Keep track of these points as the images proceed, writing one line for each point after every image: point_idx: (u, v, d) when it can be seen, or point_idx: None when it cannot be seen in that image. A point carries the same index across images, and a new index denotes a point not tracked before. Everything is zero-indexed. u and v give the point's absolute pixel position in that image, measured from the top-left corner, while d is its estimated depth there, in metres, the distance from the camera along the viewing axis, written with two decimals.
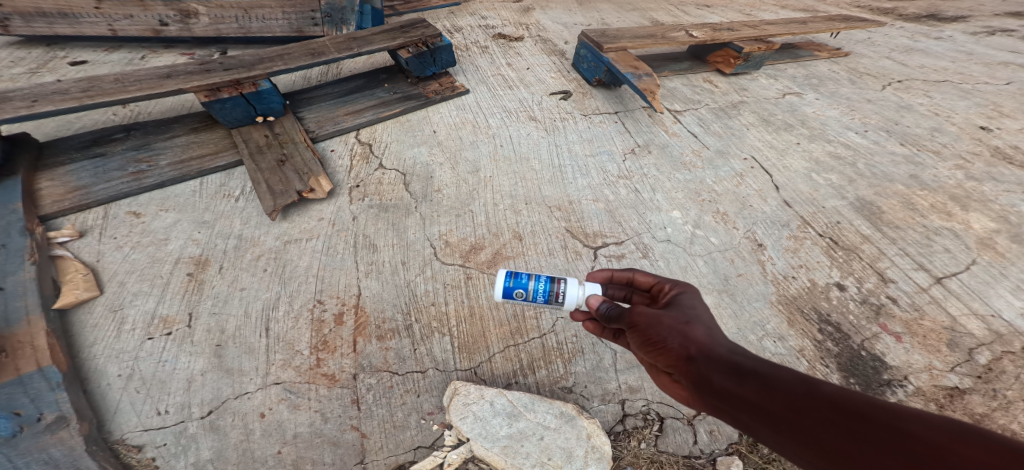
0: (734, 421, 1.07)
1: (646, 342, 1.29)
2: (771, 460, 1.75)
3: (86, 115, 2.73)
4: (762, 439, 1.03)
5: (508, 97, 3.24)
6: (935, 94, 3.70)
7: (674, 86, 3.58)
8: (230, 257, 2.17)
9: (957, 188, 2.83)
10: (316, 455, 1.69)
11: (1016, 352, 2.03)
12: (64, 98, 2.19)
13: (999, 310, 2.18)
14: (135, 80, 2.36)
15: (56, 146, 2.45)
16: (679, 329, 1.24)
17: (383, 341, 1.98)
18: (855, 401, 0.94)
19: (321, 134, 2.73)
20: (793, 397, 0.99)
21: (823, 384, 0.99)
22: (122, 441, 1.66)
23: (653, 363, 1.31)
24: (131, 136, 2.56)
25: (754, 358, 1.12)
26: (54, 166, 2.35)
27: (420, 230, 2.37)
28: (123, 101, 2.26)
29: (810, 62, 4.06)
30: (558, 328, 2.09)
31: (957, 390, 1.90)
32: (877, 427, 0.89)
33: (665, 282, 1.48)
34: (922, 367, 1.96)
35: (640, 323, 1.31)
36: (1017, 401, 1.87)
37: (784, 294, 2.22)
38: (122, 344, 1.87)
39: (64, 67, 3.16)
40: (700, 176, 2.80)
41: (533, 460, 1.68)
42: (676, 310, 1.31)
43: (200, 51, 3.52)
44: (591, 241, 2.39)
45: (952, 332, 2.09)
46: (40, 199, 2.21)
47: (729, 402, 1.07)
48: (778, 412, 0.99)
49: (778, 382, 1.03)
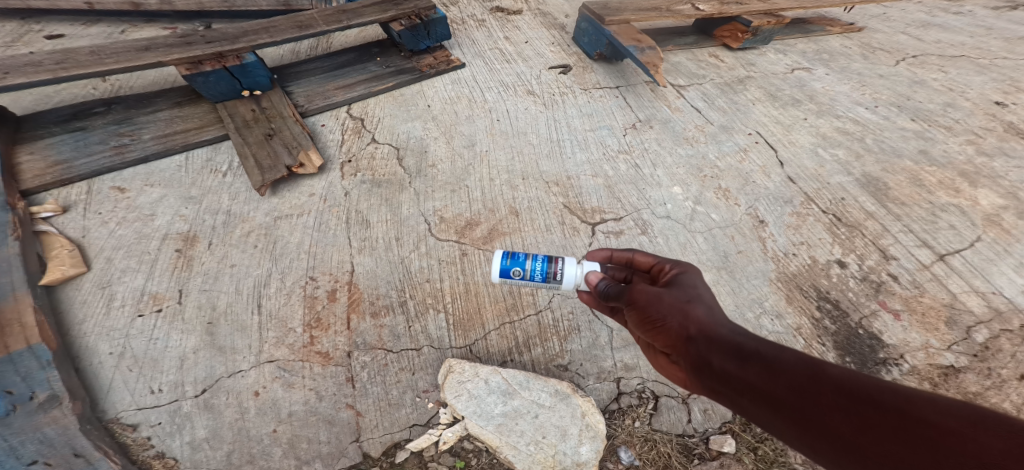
0: (732, 404, 1.03)
1: (644, 321, 1.25)
2: (764, 440, 1.73)
3: (65, 89, 2.67)
4: (763, 424, 0.98)
5: (506, 71, 3.13)
6: (950, 69, 3.56)
7: (678, 60, 3.45)
8: (219, 233, 2.14)
9: (967, 163, 2.73)
10: (312, 434, 1.69)
11: (1014, 330, 1.97)
12: (37, 70, 2.13)
13: (1001, 288, 2.12)
14: (111, 52, 2.29)
15: (34, 120, 2.39)
16: (679, 308, 1.20)
17: (377, 318, 1.95)
18: (862, 385, 0.89)
19: (310, 109, 2.66)
20: (796, 380, 0.95)
21: (829, 367, 0.95)
22: (117, 421, 1.65)
23: (651, 343, 1.27)
24: (112, 110, 2.50)
25: (757, 340, 1.07)
26: (33, 140, 2.30)
27: (415, 206, 2.32)
28: (100, 74, 2.21)
29: (822, 37, 3.90)
30: (554, 305, 2.05)
31: (952, 368, 1.85)
32: (885, 411, 0.84)
33: (665, 262, 1.41)
34: (919, 346, 1.91)
35: (640, 300, 1.27)
36: (1011, 380, 1.83)
37: (784, 272, 2.16)
38: (113, 321, 1.85)
39: (39, 42, 3.08)
40: (702, 151, 2.71)
41: (528, 438, 1.67)
42: (677, 289, 1.26)
43: (183, 26, 3.39)
44: (588, 217, 2.33)
45: (951, 310, 2.03)
46: (20, 173, 2.16)
47: (728, 385, 1.03)
48: (779, 395, 0.95)
49: (782, 365, 0.98)
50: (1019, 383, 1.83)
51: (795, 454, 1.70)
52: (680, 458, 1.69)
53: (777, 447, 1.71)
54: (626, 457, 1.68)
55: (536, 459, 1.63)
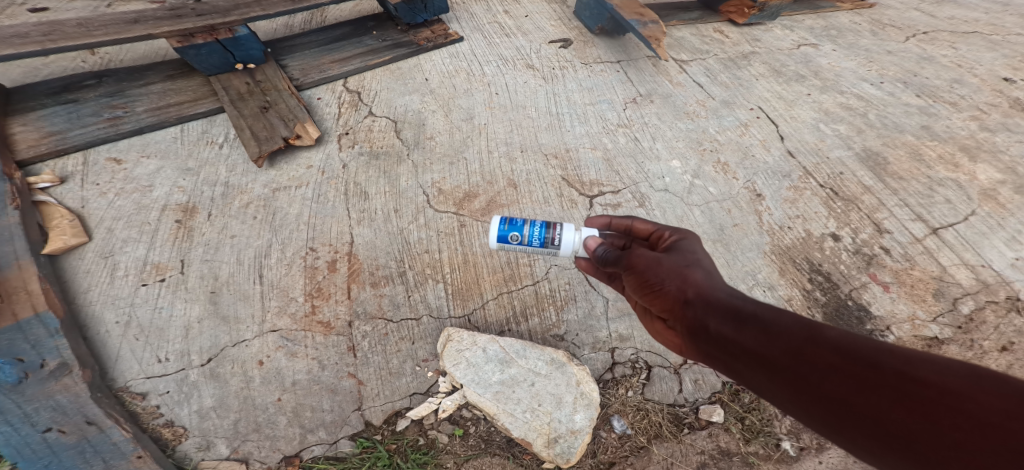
0: (728, 369, 1.03)
1: (642, 285, 1.26)
2: (751, 410, 1.78)
3: (54, 62, 2.65)
4: (758, 389, 0.98)
5: (505, 45, 3.09)
6: (961, 45, 3.48)
7: (682, 35, 3.37)
8: (218, 204, 2.16)
9: (969, 138, 2.71)
10: (314, 402, 1.74)
11: (999, 302, 1.99)
12: (25, 42, 2.12)
13: (991, 261, 2.13)
14: (100, 24, 2.27)
15: (24, 92, 2.37)
16: (677, 272, 1.20)
17: (376, 288, 1.98)
18: (859, 347, 0.88)
19: (306, 82, 2.64)
20: (793, 343, 0.94)
21: (827, 329, 0.94)
22: (126, 389, 1.70)
23: (648, 308, 1.28)
24: (104, 82, 2.48)
25: (755, 304, 1.07)
26: (25, 112, 2.30)
27: (413, 178, 2.33)
28: (89, 46, 2.20)
29: (831, 13, 3.79)
30: (551, 276, 2.06)
31: (936, 340, 1.89)
32: (883, 372, 0.83)
33: (664, 229, 1.41)
34: (906, 318, 1.94)
35: (638, 265, 1.28)
36: (992, 351, 1.86)
37: (779, 244, 2.17)
38: (117, 290, 1.89)
39: (23, 15, 2.96)
40: (703, 126, 2.69)
41: (524, 406, 1.71)
42: (677, 254, 1.27)
43: None
44: (586, 190, 2.34)
45: (940, 282, 2.05)
46: (15, 144, 2.17)
47: (725, 348, 1.03)
48: (775, 358, 0.94)
49: (778, 328, 0.97)
50: (1000, 354, 1.86)
51: (781, 424, 1.75)
52: (670, 427, 1.74)
53: (763, 417, 1.76)
54: (619, 426, 1.73)
55: (533, 427, 1.68)
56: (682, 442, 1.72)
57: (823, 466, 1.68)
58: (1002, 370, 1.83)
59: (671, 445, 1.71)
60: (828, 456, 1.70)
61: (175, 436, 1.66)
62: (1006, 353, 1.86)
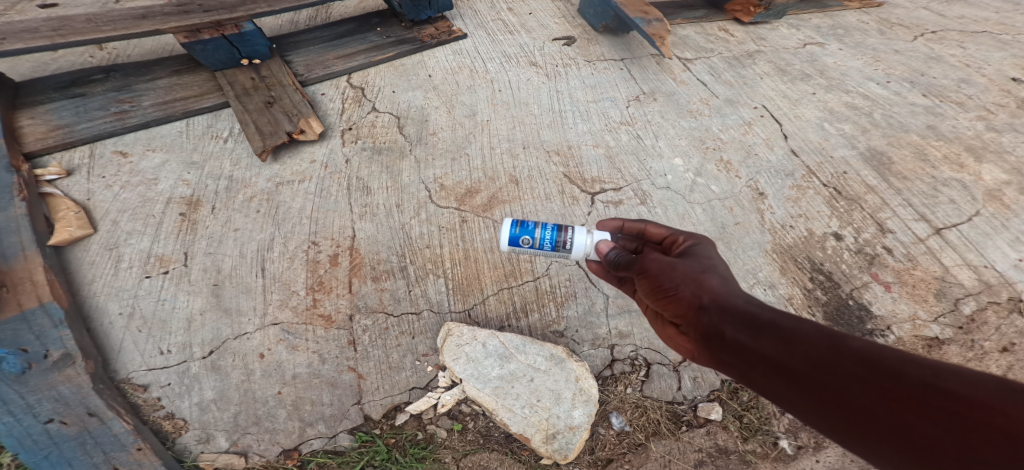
0: (745, 376, 1.03)
1: (656, 289, 1.25)
2: (749, 408, 1.77)
3: (63, 57, 2.67)
4: (776, 397, 0.97)
5: (508, 42, 3.09)
6: (969, 45, 3.45)
7: (686, 34, 3.36)
8: (222, 198, 2.17)
9: (975, 139, 2.69)
10: (315, 396, 1.75)
11: (1001, 303, 1.98)
12: (34, 37, 2.15)
13: (994, 261, 2.11)
14: (108, 20, 2.29)
15: (32, 86, 2.39)
16: (692, 277, 1.20)
17: (378, 282, 1.99)
18: (885, 358, 0.87)
19: (310, 78, 2.66)
20: (815, 352, 0.93)
21: (849, 339, 0.93)
22: (129, 381, 1.72)
23: (661, 313, 1.27)
24: (111, 77, 2.50)
25: (773, 311, 1.06)
26: (33, 105, 2.32)
27: (415, 174, 2.34)
28: (97, 41, 2.22)
29: (839, 13, 3.75)
30: (552, 272, 2.07)
31: (936, 340, 1.88)
32: (909, 383, 0.82)
33: (679, 234, 1.42)
34: (907, 317, 1.93)
35: (652, 269, 1.27)
36: (993, 351, 1.85)
37: (780, 243, 2.16)
38: (122, 282, 1.91)
39: (32, 10, 2.98)
40: (707, 123, 2.69)
41: (522, 401, 1.72)
42: (691, 260, 1.26)
43: None
44: (588, 187, 2.34)
45: (942, 282, 2.04)
46: (22, 137, 2.19)
47: (741, 355, 1.02)
48: (795, 367, 0.94)
49: (799, 337, 0.97)
50: (1002, 355, 1.85)
51: (779, 422, 1.75)
52: (668, 424, 1.74)
53: (762, 415, 1.76)
54: (617, 422, 1.74)
55: (531, 422, 1.69)
56: (680, 440, 1.72)
57: (820, 465, 1.68)
58: (1002, 370, 1.82)
59: (669, 442, 1.71)
60: (826, 455, 1.70)
61: (176, 428, 1.67)
62: (1006, 353, 1.85)
